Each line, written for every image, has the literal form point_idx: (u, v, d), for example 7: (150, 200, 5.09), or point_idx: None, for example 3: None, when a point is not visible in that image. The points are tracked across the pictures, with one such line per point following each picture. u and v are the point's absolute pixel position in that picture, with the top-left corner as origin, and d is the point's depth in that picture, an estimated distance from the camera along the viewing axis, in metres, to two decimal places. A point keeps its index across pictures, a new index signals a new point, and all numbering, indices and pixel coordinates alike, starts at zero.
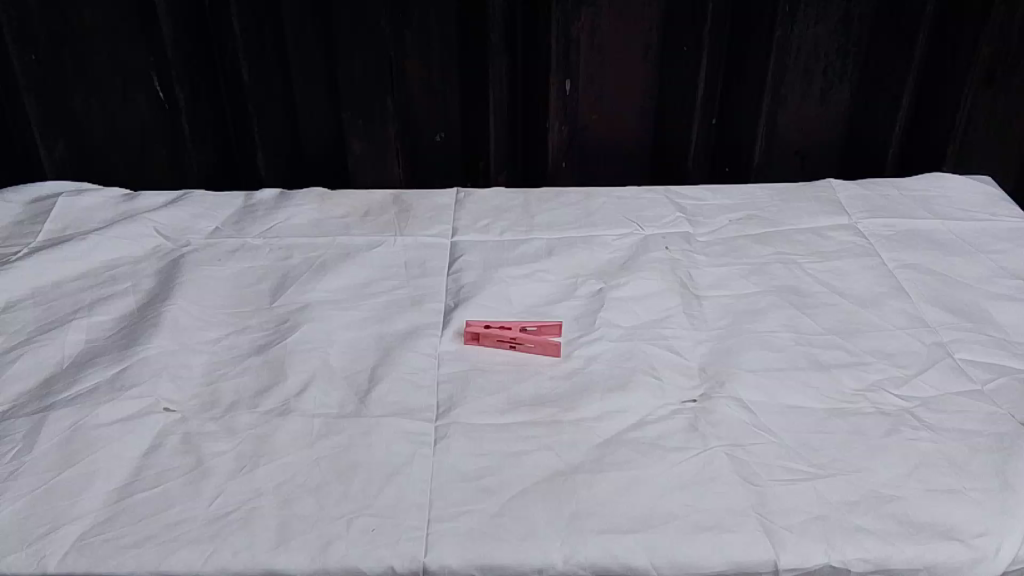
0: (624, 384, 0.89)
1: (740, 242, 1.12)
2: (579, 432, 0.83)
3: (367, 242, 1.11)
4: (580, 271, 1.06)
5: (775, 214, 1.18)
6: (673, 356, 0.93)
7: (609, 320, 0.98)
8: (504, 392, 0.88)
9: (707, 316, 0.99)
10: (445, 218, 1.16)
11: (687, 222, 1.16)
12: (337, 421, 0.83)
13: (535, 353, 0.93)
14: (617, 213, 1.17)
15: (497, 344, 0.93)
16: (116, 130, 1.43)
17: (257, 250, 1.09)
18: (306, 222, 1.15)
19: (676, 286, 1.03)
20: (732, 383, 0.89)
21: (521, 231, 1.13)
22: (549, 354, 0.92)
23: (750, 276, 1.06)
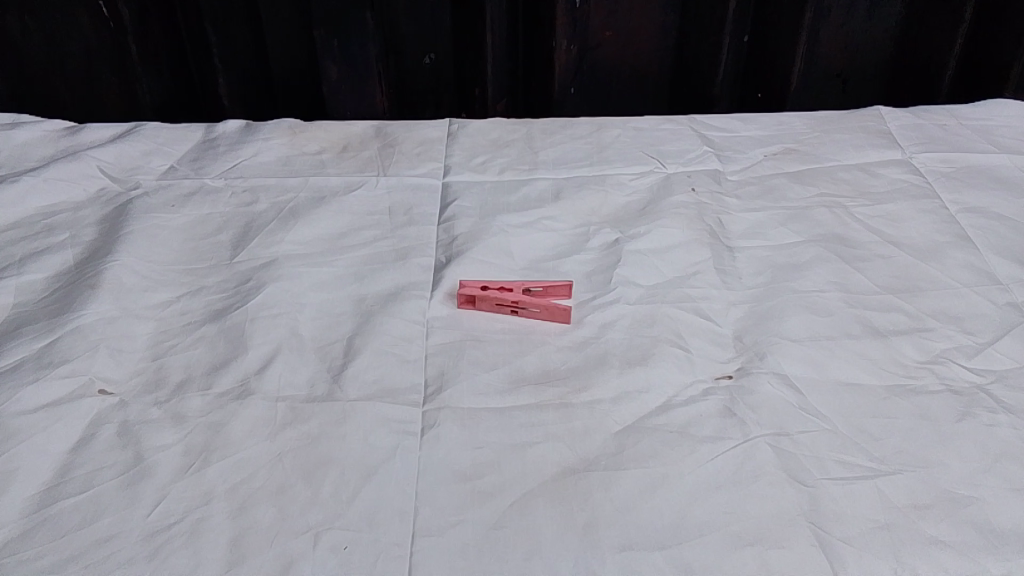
0: (645, 358, 0.75)
1: (776, 182, 0.97)
2: (594, 419, 0.70)
3: (345, 182, 0.96)
4: (593, 217, 0.91)
5: (815, 148, 1.03)
6: (703, 321, 0.79)
7: (627, 278, 0.84)
8: (504, 368, 0.74)
9: (741, 271, 0.85)
10: (435, 153, 1.00)
11: (715, 157, 1.00)
12: (305, 406, 0.70)
13: (541, 320, 0.79)
14: (634, 147, 1.01)
15: (496, 309, 0.80)
16: (60, 53, 1.26)
17: (217, 194, 0.94)
18: (276, 159, 1.00)
19: (705, 234, 0.89)
20: (774, 356, 0.75)
21: (523, 169, 0.98)
22: (557, 321, 0.79)
23: (789, 223, 0.91)
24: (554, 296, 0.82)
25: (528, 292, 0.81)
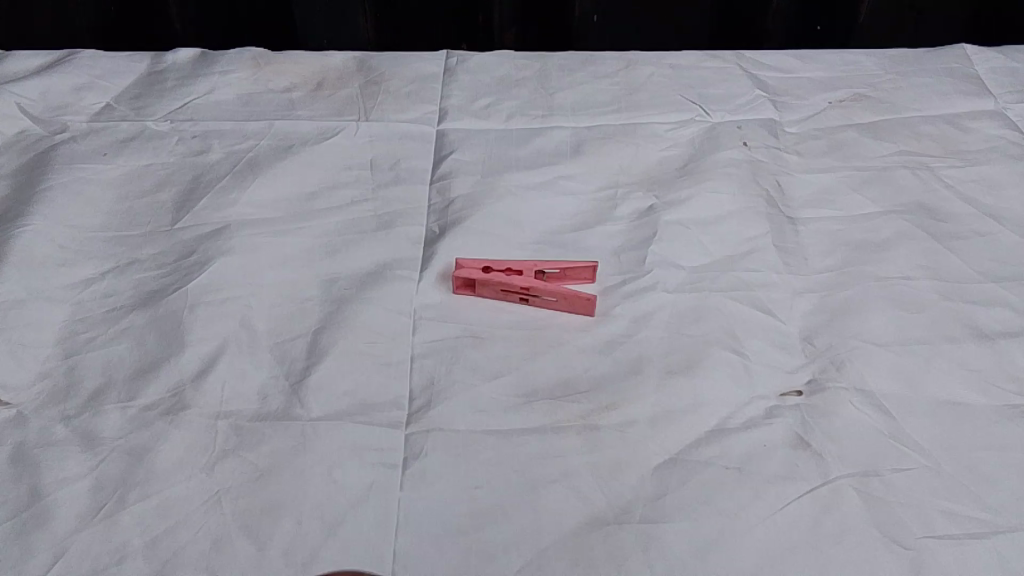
0: (690, 366, 0.59)
1: (845, 136, 0.80)
2: (627, 449, 0.54)
3: (318, 128, 0.78)
4: (621, 177, 0.74)
5: (890, 95, 0.85)
6: (762, 317, 0.63)
7: (666, 258, 0.67)
8: (512, 377, 0.58)
9: (807, 251, 0.68)
10: (430, 94, 0.83)
11: (770, 104, 0.82)
12: (255, 426, 0.54)
13: (557, 311, 0.63)
14: (671, 90, 0.83)
15: (501, 296, 0.64)
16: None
17: (160, 142, 0.77)
18: (235, 98, 0.82)
19: (761, 203, 0.72)
20: (855, 365, 0.60)
21: (536, 115, 0.80)
22: (578, 312, 0.63)
23: (863, 189, 0.74)
24: (573, 280, 0.65)
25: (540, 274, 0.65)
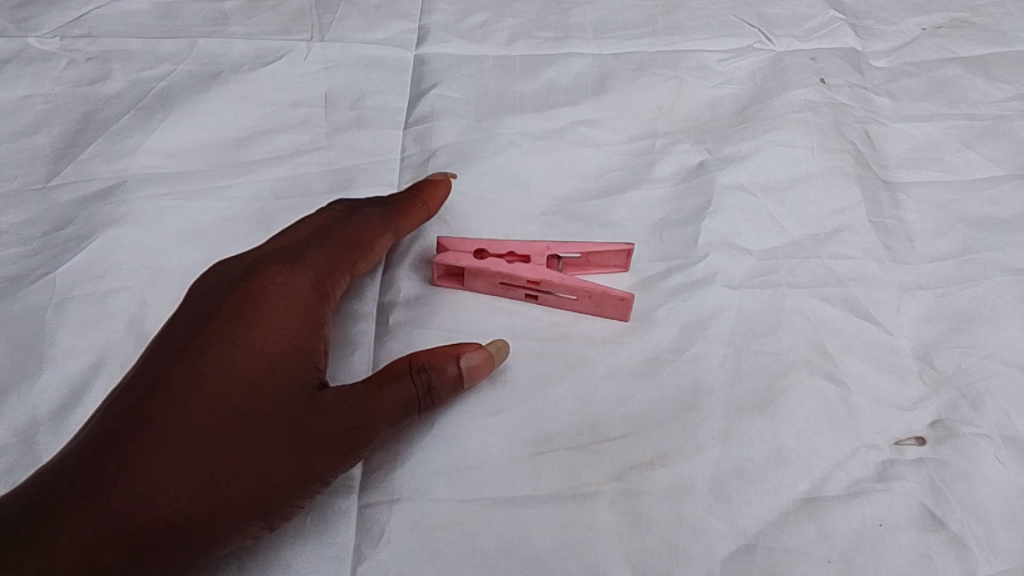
0: (768, 399, 0.42)
1: (949, 74, 0.61)
2: (681, 529, 0.38)
3: (256, 49, 0.59)
4: (660, 123, 0.56)
5: (1003, 20, 0.66)
6: (862, 325, 0.45)
7: (726, 238, 0.49)
8: (515, 414, 0.41)
9: (912, 229, 0.51)
10: (407, 6, 0.63)
11: (850, 29, 0.63)
12: None
13: (577, 313, 0.45)
14: (722, 7, 0.64)
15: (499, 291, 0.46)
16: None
17: (44, 65, 0.58)
18: (149, 6, 0.62)
19: (849, 161, 0.54)
20: (997, 401, 0.42)
21: (547, 37, 0.61)
22: (605, 316, 0.45)
23: (979, 145, 0.56)
24: (598, 269, 0.47)
25: (553, 260, 0.46)
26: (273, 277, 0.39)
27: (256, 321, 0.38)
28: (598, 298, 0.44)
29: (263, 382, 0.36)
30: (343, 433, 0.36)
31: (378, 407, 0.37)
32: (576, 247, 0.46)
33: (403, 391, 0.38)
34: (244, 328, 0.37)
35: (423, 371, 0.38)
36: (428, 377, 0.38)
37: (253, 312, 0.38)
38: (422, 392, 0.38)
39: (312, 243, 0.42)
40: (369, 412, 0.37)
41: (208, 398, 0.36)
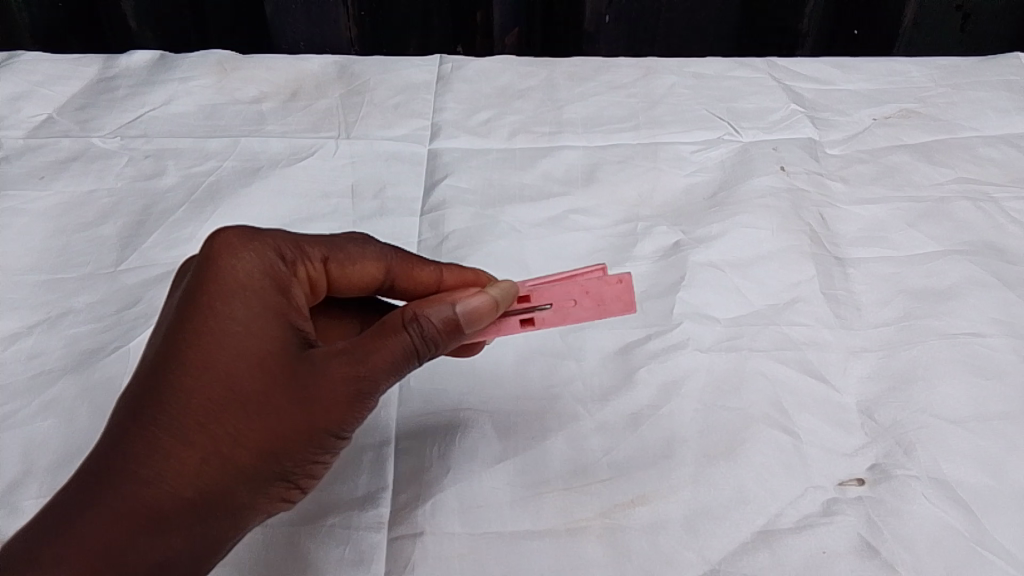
0: (732, 448, 0.49)
1: (896, 160, 0.69)
2: (657, 556, 0.45)
3: (290, 146, 0.68)
4: (641, 208, 0.64)
5: (945, 111, 0.74)
6: (815, 383, 0.53)
7: (697, 307, 0.57)
8: (516, 462, 0.49)
9: (860, 299, 0.58)
10: (420, 106, 0.72)
11: (809, 121, 0.72)
12: None
13: (578, 322, 0.47)
14: (695, 103, 0.73)
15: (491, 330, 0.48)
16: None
17: (107, 162, 0.67)
18: (196, 109, 0.71)
19: (804, 239, 0.62)
20: (926, 448, 0.50)
21: (542, 132, 0.70)
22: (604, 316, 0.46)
23: (921, 224, 0.64)
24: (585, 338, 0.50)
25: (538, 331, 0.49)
26: (254, 253, 0.44)
27: (222, 323, 0.41)
28: (591, 299, 0.47)
29: (249, 376, 0.40)
30: (343, 393, 0.42)
31: (377, 354, 0.43)
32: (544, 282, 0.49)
33: (399, 346, 0.43)
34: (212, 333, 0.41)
35: (416, 320, 0.44)
36: (420, 325, 0.44)
37: (242, 286, 0.42)
38: (416, 340, 0.43)
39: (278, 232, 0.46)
40: (366, 360, 0.42)
41: (204, 377, 0.40)
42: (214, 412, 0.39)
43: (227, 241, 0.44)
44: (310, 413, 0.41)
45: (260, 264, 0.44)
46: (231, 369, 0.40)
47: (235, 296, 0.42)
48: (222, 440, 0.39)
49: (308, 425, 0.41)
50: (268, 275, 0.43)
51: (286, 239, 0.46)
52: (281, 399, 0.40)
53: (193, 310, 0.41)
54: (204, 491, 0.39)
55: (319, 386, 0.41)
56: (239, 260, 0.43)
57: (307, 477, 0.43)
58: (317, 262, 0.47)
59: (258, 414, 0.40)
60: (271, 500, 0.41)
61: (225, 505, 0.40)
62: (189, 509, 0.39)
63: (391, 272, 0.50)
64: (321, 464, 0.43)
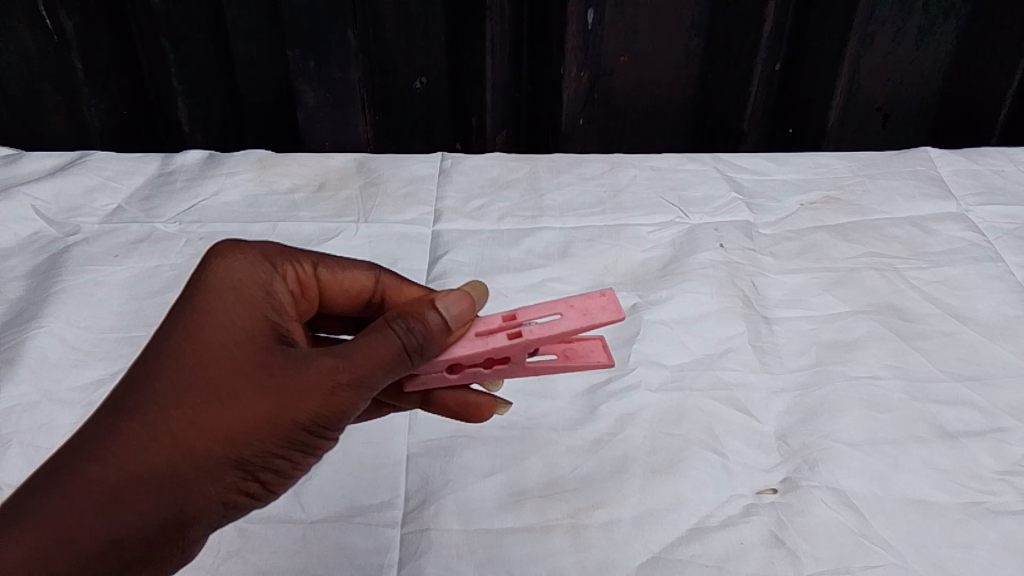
0: (673, 465, 0.63)
1: (817, 238, 0.84)
2: (612, 547, 0.58)
3: (319, 229, 0.83)
4: (606, 278, 0.79)
5: (861, 198, 0.89)
6: (740, 415, 0.66)
7: (649, 356, 0.71)
8: (501, 476, 0.62)
9: (782, 349, 0.72)
10: (425, 195, 0.87)
11: (746, 207, 0.87)
12: (258, 530, 0.58)
13: (563, 330, 0.51)
14: (652, 192, 0.88)
15: (479, 345, 0.53)
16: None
17: (169, 242, 0.81)
18: (240, 199, 0.86)
19: (738, 302, 0.76)
20: (827, 465, 0.63)
21: (526, 216, 0.85)
22: (590, 324, 0.51)
23: (836, 289, 0.78)
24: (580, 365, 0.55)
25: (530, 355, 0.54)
26: (251, 263, 0.53)
27: (219, 320, 0.49)
28: (579, 312, 0.52)
29: (236, 366, 0.48)
30: (322, 384, 0.48)
31: (361, 353, 0.49)
32: (556, 346, 0.56)
33: (371, 343, 0.49)
34: (210, 327, 0.49)
35: (403, 318, 0.50)
36: (403, 326, 0.50)
37: (237, 291, 0.51)
38: (399, 341, 0.49)
39: (275, 245, 0.56)
40: (347, 358, 0.48)
41: (198, 363, 0.48)
42: (175, 397, 0.47)
43: (231, 252, 0.53)
44: (267, 399, 0.47)
45: (251, 270, 0.52)
46: (222, 357, 0.48)
47: (232, 297, 0.51)
48: (182, 420, 0.46)
49: (265, 410, 0.47)
50: (248, 280, 0.52)
51: (275, 249, 0.55)
52: (240, 387, 0.47)
53: (196, 307, 0.50)
54: (163, 463, 0.46)
55: (281, 375, 0.48)
56: (233, 265, 0.52)
57: (272, 462, 0.49)
58: (306, 266, 0.56)
59: (216, 399, 0.47)
60: (234, 479, 0.48)
61: (189, 479, 0.46)
62: (168, 473, 0.46)
63: (381, 283, 0.60)
64: (285, 452, 0.49)
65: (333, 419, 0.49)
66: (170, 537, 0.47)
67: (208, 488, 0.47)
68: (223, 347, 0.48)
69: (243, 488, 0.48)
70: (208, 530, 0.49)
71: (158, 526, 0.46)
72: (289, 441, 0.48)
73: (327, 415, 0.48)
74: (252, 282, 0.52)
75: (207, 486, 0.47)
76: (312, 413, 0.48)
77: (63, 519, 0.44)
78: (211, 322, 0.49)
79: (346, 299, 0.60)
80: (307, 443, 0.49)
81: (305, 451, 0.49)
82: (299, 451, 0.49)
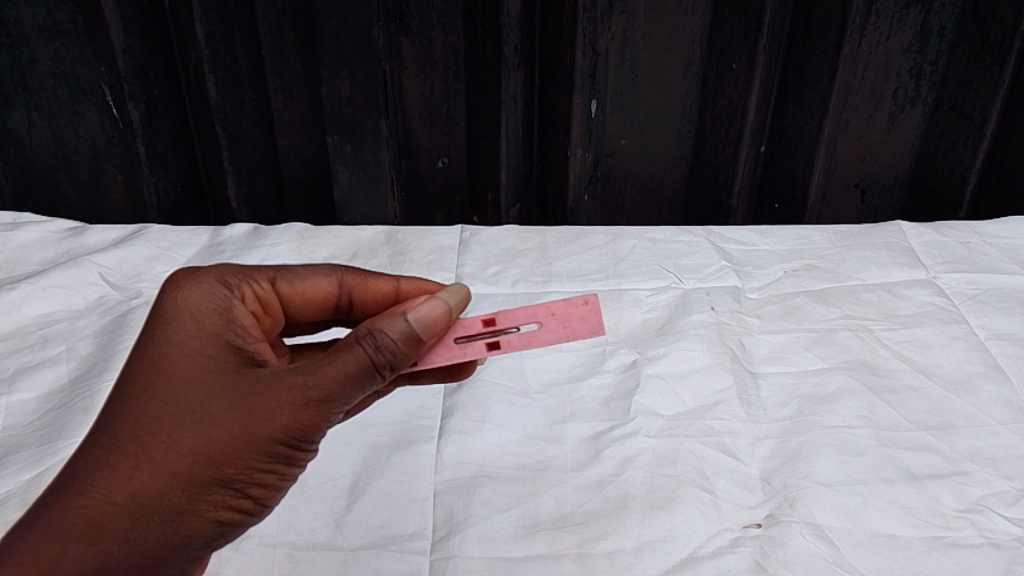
0: (668, 502, 0.71)
1: (799, 302, 0.94)
2: (615, 573, 0.66)
3: None
4: (609, 337, 0.88)
5: (838, 266, 0.99)
6: (728, 459, 0.75)
7: (647, 407, 0.80)
8: (517, 511, 0.70)
9: (766, 402, 0.81)
10: (447, 263, 0.98)
11: (734, 273, 0.98)
12: (306, 555, 0.67)
13: (546, 342, 0.61)
14: (650, 261, 0.99)
15: (456, 354, 0.62)
16: (24, 154, 1.08)
17: None
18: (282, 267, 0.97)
19: (726, 359, 0.85)
20: (805, 502, 0.71)
21: (537, 281, 0.95)
22: (569, 339, 0.61)
23: (815, 348, 0.87)
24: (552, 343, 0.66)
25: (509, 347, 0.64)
26: (209, 296, 0.61)
27: (189, 351, 0.57)
28: (559, 324, 0.62)
29: (212, 393, 0.55)
30: (297, 400, 0.55)
31: (331, 370, 0.56)
32: None
33: (334, 362, 0.56)
34: (179, 359, 0.56)
35: (370, 335, 0.57)
36: (370, 341, 0.57)
37: (199, 322, 0.59)
38: (365, 355, 0.56)
39: (231, 270, 0.64)
40: (318, 374, 0.56)
41: (176, 394, 0.55)
42: (151, 428, 0.54)
43: (189, 286, 0.61)
44: (241, 419, 0.55)
45: (207, 301, 0.60)
46: (197, 386, 0.55)
47: (195, 328, 0.58)
48: (161, 447, 0.54)
49: (240, 429, 0.54)
50: (208, 310, 0.60)
51: (232, 274, 0.63)
52: (215, 411, 0.55)
53: (163, 344, 0.57)
54: (148, 486, 0.53)
55: (251, 396, 0.55)
56: (190, 297, 0.60)
57: (255, 476, 0.56)
58: (264, 284, 0.65)
59: (191, 424, 0.54)
60: (222, 495, 0.55)
61: (178, 498, 0.54)
62: (157, 492, 0.53)
63: (344, 286, 0.69)
64: (267, 466, 0.56)
65: (306, 431, 0.56)
66: (164, 555, 0.55)
67: (197, 505, 0.55)
68: (193, 377, 0.56)
69: (232, 502, 0.56)
70: (205, 546, 0.57)
71: (150, 545, 0.54)
72: (267, 455, 0.56)
73: (300, 429, 0.55)
74: (212, 313, 0.60)
75: (195, 503, 0.54)
76: (285, 427, 0.55)
77: (51, 549, 0.52)
78: (178, 356, 0.57)
79: (313, 307, 0.69)
80: (287, 456, 0.56)
81: (286, 463, 0.57)
82: (279, 464, 0.57)
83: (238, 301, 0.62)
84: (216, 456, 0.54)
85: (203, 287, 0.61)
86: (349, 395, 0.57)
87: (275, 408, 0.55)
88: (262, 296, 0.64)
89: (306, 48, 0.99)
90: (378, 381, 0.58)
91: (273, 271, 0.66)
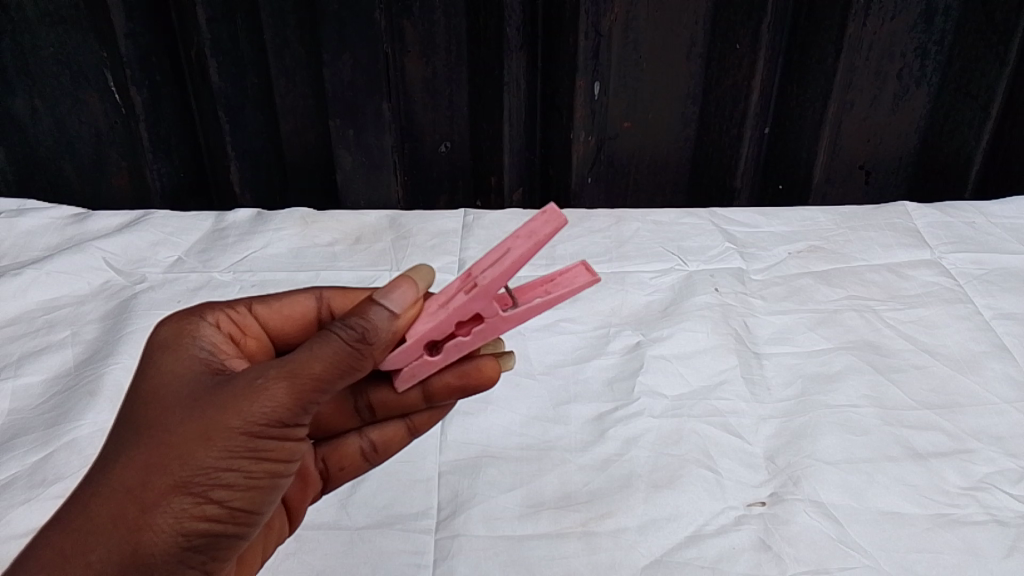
0: (672, 481, 0.71)
1: (803, 282, 0.94)
2: (619, 550, 0.66)
3: (357, 277, 0.93)
4: (613, 318, 0.88)
5: (842, 247, 0.99)
6: (732, 438, 0.75)
7: (651, 387, 0.80)
8: (522, 490, 0.71)
9: (770, 382, 0.81)
10: (450, 246, 0.98)
11: (738, 255, 0.98)
12: (311, 535, 0.68)
13: (513, 257, 0.55)
14: (654, 243, 0.99)
15: (439, 316, 0.59)
16: (27, 141, 1.08)
17: (225, 290, 0.91)
18: (286, 252, 0.97)
19: (730, 339, 0.85)
20: (809, 481, 0.71)
21: (541, 264, 0.96)
22: (536, 242, 0.54)
23: (819, 328, 0.87)
24: (567, 291, 0.57)
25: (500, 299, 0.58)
26: (182, 325, 0.61)
27: (159, 377, 0.56)
28: (524, 236, 0.55)
29: (176, 405, 0.53)
30: (257, 387, 0.52)
31: (294, 354, 0.53)
32: (540, 290, 0.59)
33: (297, 351, 0.53)
34: (149, 387, 0.56)
35: (338, 321, 0.55)
36: (336, 325, 0.54)
37: (171, 349, 0.58)
38: (331, 336, 0.54)
39: (210, 303, 0.65)
40: (281, 362, 0.53)
41: (142, 414, 0.54)
42: (115, 450, 0.52)
43: (165, 323, 0.62)
44: (197, 416, 0.52)
45: (178, 330, 0.61)
46: (162, 403, 0.54)
47: (167, 355, 0.58)
48: (121, 462, 0.51)
49: (195, 425, 0.51)
50: (182, 336, 0.60)
51: (210, 307, 0.64)
52: (175, 418, 0.52)
53: (138, 379, 0.57)
54: (107, 503, 0.50)
55: (212, 395, 0.53)
56: (163, 331, 0.61)
57: (221, 477, 0.51)
58: (242, 310, 0.65)
59: (151, 434, 0.52)
60: (183, 502, 0.51)
61: (136, 510, 0.50)
62: (115, 508, 0.50)
63: (323, 298, 0.69)
64: (232, 465, 0.52)
65: (268, 418, 0.52)
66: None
67: (159, 516, 0.50)
68: (161, 396, 0.55)
69: (198, 513, 0.51)
70: (178, 568, 0.52)
71: (113, 566, 0.50)
72: (231, 451, 0.51)
73: (262, 418, 0.52)
74: (185, 339, 0.60)
75: (154, 514, 0.50)
76: (243, 414, 0.51)
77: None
78: (149, 383, 0.56)
79: (297, 328, 0.69)
80: (253, 451, 0.52)
81: (255, 461, 0.52)
82: (247, 463, 0.52)
83: (210, 326, 0.62)
84: (174, 460, 0.51)
85: (179, 319, 0.62)
86: (316, 379, 0.53)
87: (235, 400, 0.52)
88: (238, 319, 0.65)
89: (307, 30, 0.99)
90: (351, 366, 0.54)
91: (250, 299, 0.67)
